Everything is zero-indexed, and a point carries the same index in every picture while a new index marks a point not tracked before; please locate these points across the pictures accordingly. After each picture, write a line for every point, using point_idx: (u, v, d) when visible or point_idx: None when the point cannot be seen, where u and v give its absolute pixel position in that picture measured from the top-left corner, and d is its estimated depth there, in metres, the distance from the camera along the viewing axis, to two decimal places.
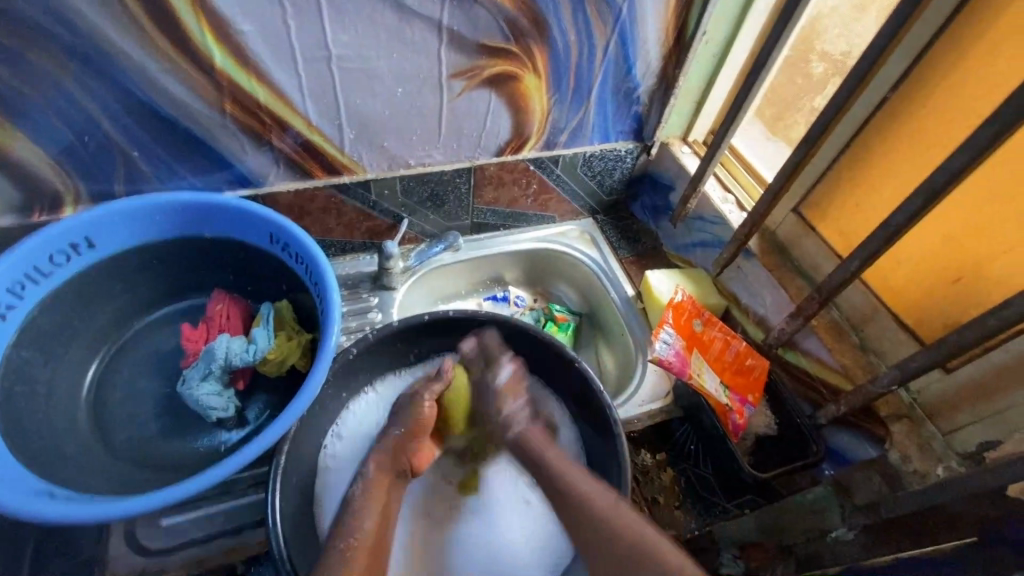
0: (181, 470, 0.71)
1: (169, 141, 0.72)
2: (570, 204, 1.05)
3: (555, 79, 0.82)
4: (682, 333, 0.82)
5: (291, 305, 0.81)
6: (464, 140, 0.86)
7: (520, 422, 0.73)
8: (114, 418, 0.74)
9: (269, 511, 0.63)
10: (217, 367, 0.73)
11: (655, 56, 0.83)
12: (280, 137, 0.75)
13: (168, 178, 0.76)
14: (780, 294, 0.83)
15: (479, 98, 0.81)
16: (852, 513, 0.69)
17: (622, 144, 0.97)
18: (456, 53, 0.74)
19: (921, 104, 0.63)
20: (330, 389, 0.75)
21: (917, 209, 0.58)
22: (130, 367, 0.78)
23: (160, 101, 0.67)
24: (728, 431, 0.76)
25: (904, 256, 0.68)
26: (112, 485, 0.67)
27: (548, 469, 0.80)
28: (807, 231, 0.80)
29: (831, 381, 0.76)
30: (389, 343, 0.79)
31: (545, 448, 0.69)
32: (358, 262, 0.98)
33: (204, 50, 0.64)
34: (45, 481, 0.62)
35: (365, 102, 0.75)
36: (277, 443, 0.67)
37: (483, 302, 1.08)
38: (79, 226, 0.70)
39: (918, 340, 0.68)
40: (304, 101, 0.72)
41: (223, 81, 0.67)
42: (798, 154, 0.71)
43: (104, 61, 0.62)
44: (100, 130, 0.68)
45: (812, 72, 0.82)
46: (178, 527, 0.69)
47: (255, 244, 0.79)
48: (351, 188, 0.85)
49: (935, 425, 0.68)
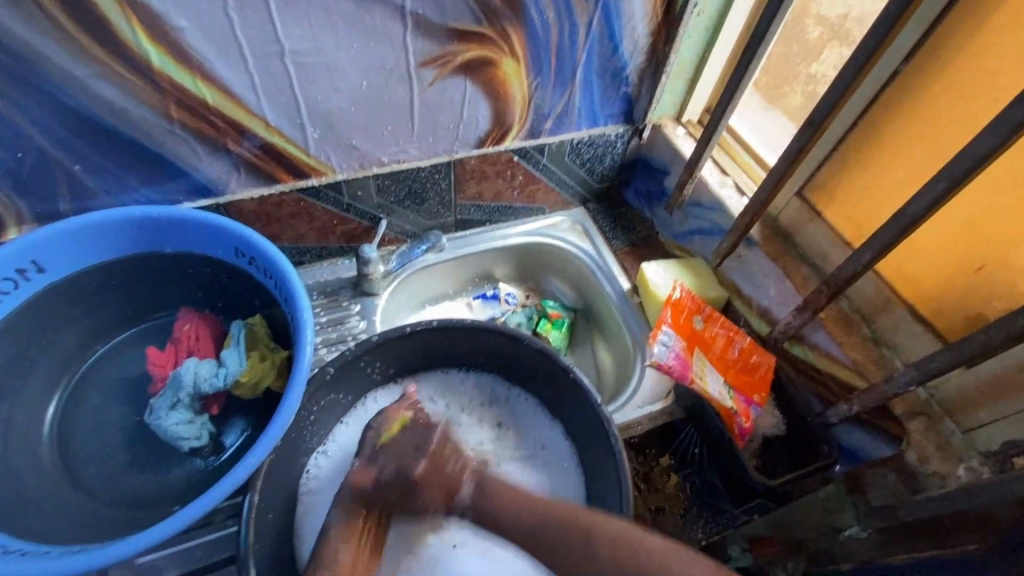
0: (154, 504, 0.67)
1: (114, 153, 0.66)
2: (559, 194, 0.99)
3: (535, 61, 0.75)
4: (682, 333, 0.78)
5: (265, 320, 0.75)
6: (441, 133, 0.79)
7: (483, 464, 0.65)
8: (80, 452, 0.70)
9: (241, 550, 0.59)
10: (186, 395, 0.69)
11: (642, 32, 0.77)
12: (238, 142, 0.69)
13: (119, 193, 0.70)
14: (784, 285, 0.78)
15: (452, 87, 0.74)
16: (867, 515, 0.69)
17: (611, 128, 0.91)
18: (423, 40, 0.67)
19: (941, 74, 0.57)
20: (308, 409, 0.70)
21: (936, 197, 0.53)
22: (97, 396, 0.73)
23: (97, 110, 0.61)
24: (735, 435, 0.72)
25: (920, 242, 0.63)
26: (78, 528, 0.63)
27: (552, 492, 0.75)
28: (812, 216, 0.74)
29: (843, 378, 0.71)
30: (370, 357, 0.74)
31: (504, 495, 0.58)
32: (337, 267, 0.92)
33: (139, 51, 0.57)
34: (4, 532, 0.59)
35: (327, 98, 0.69)
36: (250, 479, 0.62)
37: (473, 301, 1.03)
38: (23, 250, 0.65)
39: (938, 335, 0.63)
40: (259, 101, 0.66)
41: (165, 84, 0.61)
42: (802, 136, 0.66)
43: (27, 70, 0.56)
44: (34, 146, 0.62)
45: (807, 37, 0.74)
46: (154, 565, 0.65)
47: (220, 258, 0.73)
48: (321, 191, 0.79)
49: (954, 422, 0.63)
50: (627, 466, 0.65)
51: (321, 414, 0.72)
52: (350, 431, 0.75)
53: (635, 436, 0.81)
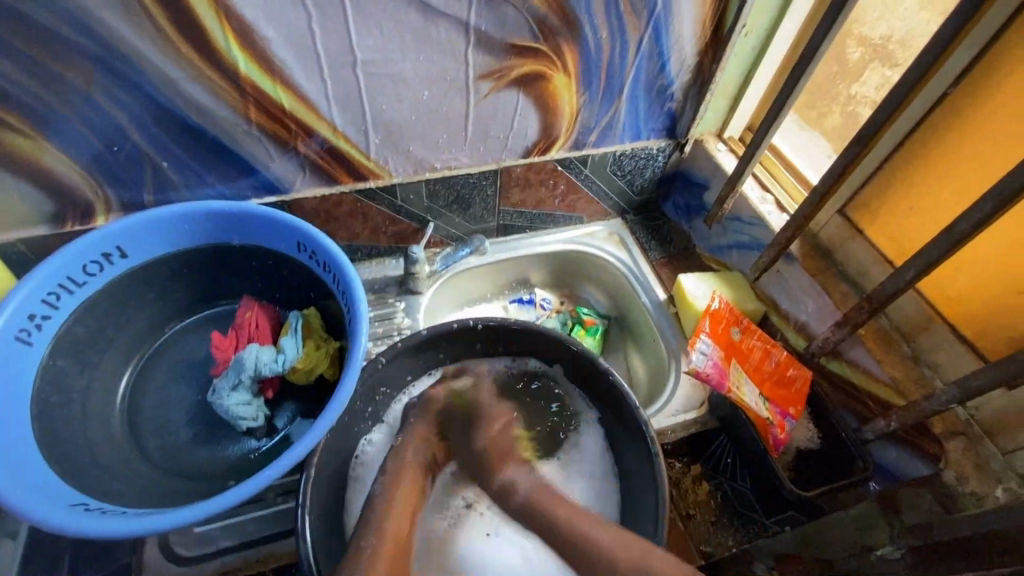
0: (213, 476, 0.72)
1: (196, 149, 0.72)
2: (598, 204, 1.01)
3: (585, 77, 0.78)
4: (720, 343, 0.80)
5: (319, 312, 0.80)
6: (491, 141, 0.84)
7: (524, 484, 0.70)
8: (148, 425, 0.75)
9: (299, 520, 0.62)
10: (247, 377, 0.73)
11: (690, 51, 0.80)
12: (306, 143, 0.74)
13: (196, 186, 0.76)
14: (823, 301, 0.79)
15: (506, 98, 0.78)
16: (901, 534, 0.67)
17: (654, 141, 0.94)
18: (484, 54, 0.71)
19: (985, 100, 0.59)
20: (358, 396, 0.74)
21: (983, 217, 0.54)
22: (162, 374, 0.79)
23: (186, 109, 0.67)
24: (770, 445, 0.74)
25: (963, 263, 0.64)
26: (148, 495, 0.68)
27: (580, 509, 0.76)
28: (854, 234, 0.76)
29: (881, 395, 0.72)
30: (417, 351, 0.78)
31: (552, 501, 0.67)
32: (384, 266, 0.97)
33: (229, 56, 0.63)
34: (81, 492, 0.63)
35: (390, 106, 0.73)
36: (308, 456, 0.66)
37: (509, 305, 1.06)
38: (112, 235, 0.71)
39: (980, 356, 0.64)
40: (329, 106, 0.71)
41: (249, 88, 0.66)
42: (847, 155, 0.68)
43: (129, 71, 0.62)
44: (129, 141, 0.68)
45: (847, 58, 0.75)
46: (209, 534, 0.71)
47: (283, 252, 0.78)
48: (377, 193, 0.84)
49: (994, 444, 0.64)
50: (664, 472, 0.67)
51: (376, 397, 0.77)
52: (403, 408, 0.80)
53: (669, 443, 0.82)
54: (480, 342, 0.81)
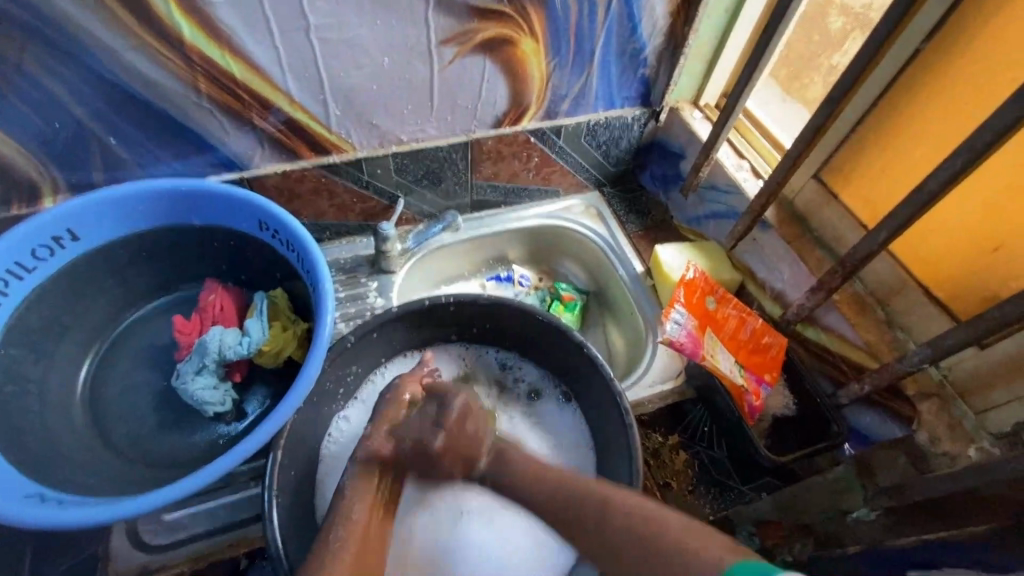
0: (181, 464, 0.70)
1: (146, 125, 0.68)
2: (574, 176, 0.99)
3: (554, 40, 0.75)
4: (695, 312, 0.79)
5: (286, 294, 0.77)
6: (459, 112, 0.81)
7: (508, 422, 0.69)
8: (111, 413, 0.73)
9: (266, 506, 0.61)
10: (212, 361, 0.71)
11: (662, 12, 0.77)
12: (263, 117, 0.71)
13: (150, 165, 0.73)
14: (799, 268, 0.78)
15: (472, 65, 0.75)
16: (875, 495, 0.65)
17: (628, 110, 0.91)
18: (445, 17, 0.68)
19: (959, 54, 0.57)
20: (323, 378, 0.71)
21: (953, 172, 0.53)
22: (124, 361, 0.76)
23: (130, 81, 0.63)
24: (744, 413, 0.73)
25: (936, 223, 0.63)
26: (111, 483, 0.66)
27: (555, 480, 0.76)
28: (828, 198, 0.74)
29: (854, 359, 0.72)
30: (388, 330, 0.76)
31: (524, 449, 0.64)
32: (355, 245, 0.94)
33: (171, 23, 0.59)
34: (39, 484, 0.61)
35: (350, 74, 0.70)
36: (274, 437, 0.65)
37: (487, 282, 1.04)
38: (60, 218, 0.67)
39: (951, 315, 0.63)
40: (284, 75, 0.68)
41: (196, 57, 0.63)
42: (820, 115, 0.66)
43: (64, 40, 0.58)
44: (72, 117, 0.65)
45: (829, 27, 0.74)
46: (180, 522, 0.69)
47: (245, 232, 0.75)
48: (342, 168, 0.81)
49: (966, 403, 0.64)
50: (637, 440, 0.67)
51: (350, 375, 0.76)
52: (378, 386, 0.79)
53: (646, 414, 0.83)
54: (456, 333, 0.82)
